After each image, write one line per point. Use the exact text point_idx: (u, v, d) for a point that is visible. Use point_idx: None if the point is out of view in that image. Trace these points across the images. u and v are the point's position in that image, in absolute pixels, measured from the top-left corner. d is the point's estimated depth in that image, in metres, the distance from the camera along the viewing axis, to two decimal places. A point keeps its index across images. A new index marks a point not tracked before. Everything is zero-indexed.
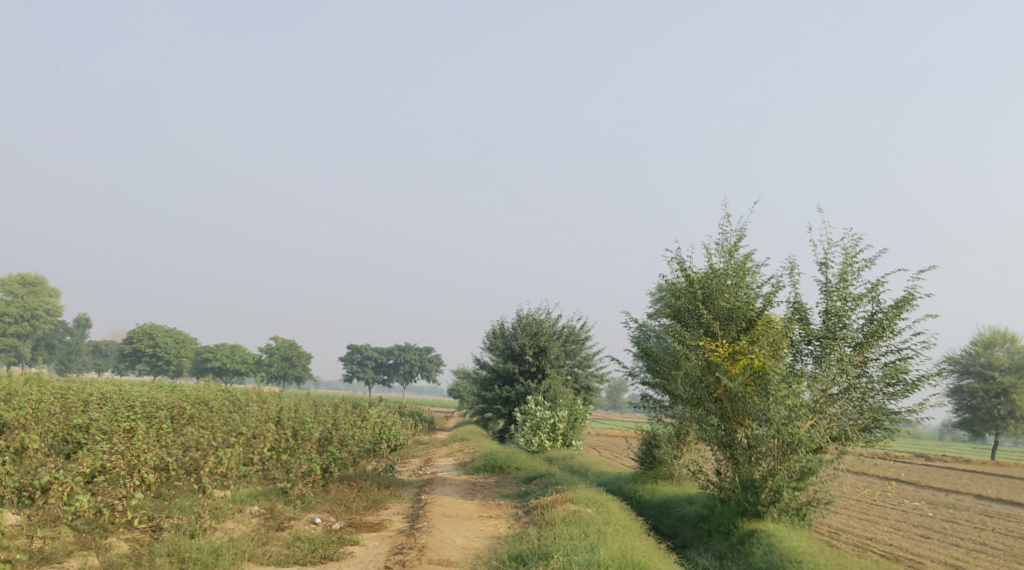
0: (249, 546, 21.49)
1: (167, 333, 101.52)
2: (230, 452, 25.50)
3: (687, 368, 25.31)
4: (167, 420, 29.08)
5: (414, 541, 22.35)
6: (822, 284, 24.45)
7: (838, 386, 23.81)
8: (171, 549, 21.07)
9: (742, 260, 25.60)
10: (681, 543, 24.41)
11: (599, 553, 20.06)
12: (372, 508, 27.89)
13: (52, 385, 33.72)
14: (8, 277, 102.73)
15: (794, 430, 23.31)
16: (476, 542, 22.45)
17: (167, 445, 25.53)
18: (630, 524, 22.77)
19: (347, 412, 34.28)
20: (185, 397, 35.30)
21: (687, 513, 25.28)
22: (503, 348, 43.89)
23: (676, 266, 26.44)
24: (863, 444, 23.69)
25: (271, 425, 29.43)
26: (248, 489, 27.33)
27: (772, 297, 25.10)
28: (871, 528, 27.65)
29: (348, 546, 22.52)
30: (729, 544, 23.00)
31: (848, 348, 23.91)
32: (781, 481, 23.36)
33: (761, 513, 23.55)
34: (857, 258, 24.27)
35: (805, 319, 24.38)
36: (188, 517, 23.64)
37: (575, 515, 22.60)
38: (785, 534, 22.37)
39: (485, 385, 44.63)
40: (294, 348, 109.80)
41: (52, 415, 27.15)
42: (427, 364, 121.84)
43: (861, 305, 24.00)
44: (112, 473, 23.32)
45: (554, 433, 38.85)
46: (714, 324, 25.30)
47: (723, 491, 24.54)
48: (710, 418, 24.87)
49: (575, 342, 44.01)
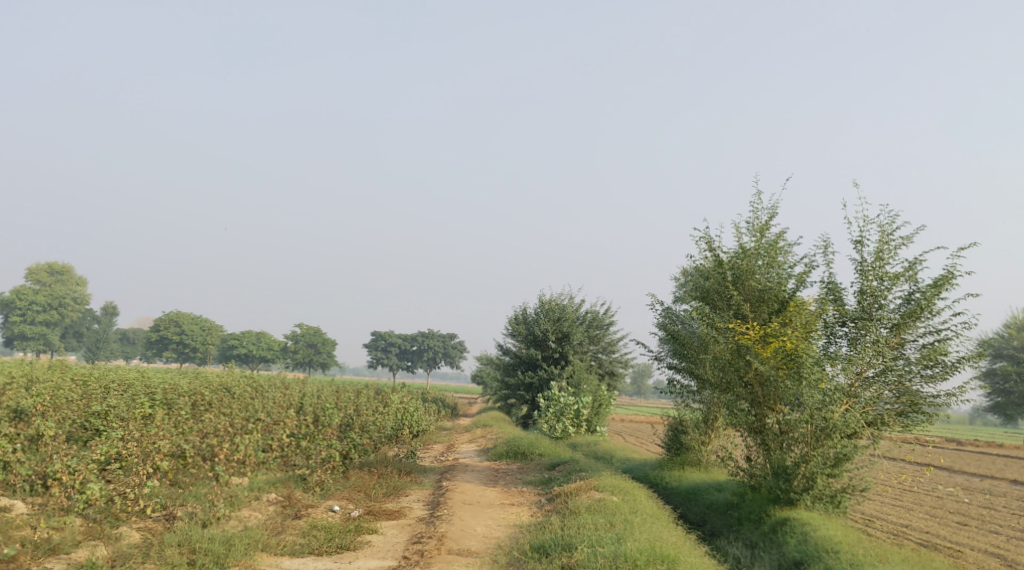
0: (263, 536, 20.80)
1: (193, 321, 101.42)
2: (248, 439, 25.08)
3: (716, 351, 24.42)
4: (186, 406, 28.53)
5: (434, 529, 21.58)
6: (857, 263, 23.48)
7: (874, 369, 22.85)
8: (182, 539, 20.33)
9: (774, 239, 24.64)
10: (709, 531, 23.56)
11: (627, 544, 19.18)
12: (393, 495, 27.23)
13: (74, 371, 33.26)
14: (36, 267, 103.36)
15: (828, 415, 22.38)
16: (497, 531, 21.69)
17: (183, 432, 24.84)
18: (658, 514, 21.95)
19: (368, 397, 33.54)
20: (207, 384, 34.78)
21: (715, 501, 24.42)
22: (526, 334, 43.07)
23: (704, 246, 25.60)
24: (900, 429, 22.72)
25: (291, 411, 28.75)
26: (266, 476, 26.62)
27: (805, 277, 24.15)
28: (907, 515, 26.75)
29: (365, 536, 21.82)
30: (761, 533, 22.14)
31: (885, 330, 22.97)
32: (815, 467, 22.47)
33: (793, 501, 22.68)
34: (894, 236, 23.27)
35: (839, 300, 23.45)
36: (202, 505, 23.01)
37: (601, 504, 21.80)
38: (819, 523, 21.46)
39: (507, 371, 43.87)
40: (319, 334, 109.37)
41: (70, 401, 26.54)
42: (451, 350, 121.62)
43: (898, 285, 23.02)
44: (127, 461, 22.75)
45: (578, 419, 38.06)
46: (744, 306, 24.44)
47: (753, 478, 23.72)
48: (740, 403, 23.93)
49: (599, 327, 43.30)
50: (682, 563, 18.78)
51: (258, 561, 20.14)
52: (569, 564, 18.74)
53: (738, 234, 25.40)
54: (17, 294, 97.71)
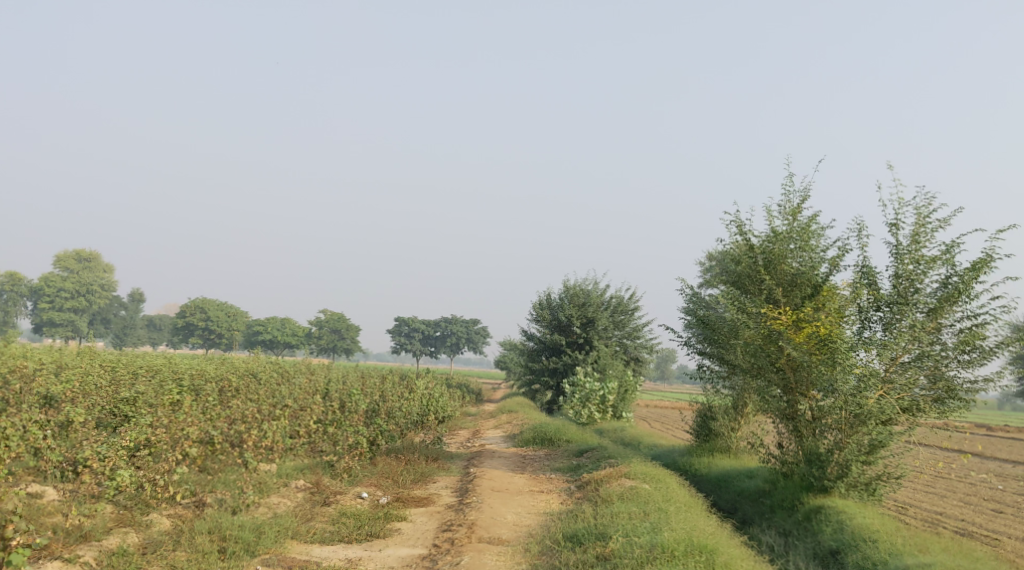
0: (293, 524, 20.76)
1: (218, 307, 101.77)
2: (275, 425, 25.15)
3: (747, 337, 24.09)
4: (213, 393, 28.53)
5: (464, 517, 21.44)
6: (892, 246, 23.09)
7: (910, 354, 22.49)
8: (212, 527, 20.27)
9: (807, 223, 24.25)
10: (741, 519, 23.33)
11: (663, 534, 18.93)
12: (420, 482, 27.12)
13: (102, 358, 33.31)
14: (64, 254, 104.08)
15: (863, 401, 22.03)
16: (528, 519, 21.53)
17: (212, 418, 24.78)
18: (691, 502, 21.69)
19: (394, 382, 33.42)
20: (233, 370, 34.81)
21: (747, 488, 24.16)
22: (550, 319, 42.83)
23: (735, 230, 25.26)
24: (936, 416, 22.35)
25: (318, 397, 28.70)
26: (294, 462, 26.57)
27: (838, 261, 23.77)
28: (940, 502, 26.41)
29: (395, 523, 21.72)
30: (794, 521, 21.88)
31: (921, 314, 22.59)
32: (849, 455, 22.18)
33: (827, 488, 22.39)
34: (931, 218, 22.83)
35: (874, 284, 23.08)
36: (231, 492, 22.95)
37: (633, 492, 21.57)
38: (855, 511, 21.16)
39: (532, 356, 43.65)
40: (343, 320, 109.49)
41: (99, 387, 26.56)
42: (475, 335, 121.66)
43: (935, 269, 22.62)
44: (156, 447, 22.71)
45: (604, 405, 37.80)
46: (777, 291, 24.11)
47: (786, 465, 23.46)
48: (772, 389, 23.70)
49: (624, 312, 43.02)
50: (720, 552, 18.49)
51: (288, 548, 20.07)
52: (605, 554, 18.56)
53: (769, 217, 25.03)
54: (46, 281, 98.36)
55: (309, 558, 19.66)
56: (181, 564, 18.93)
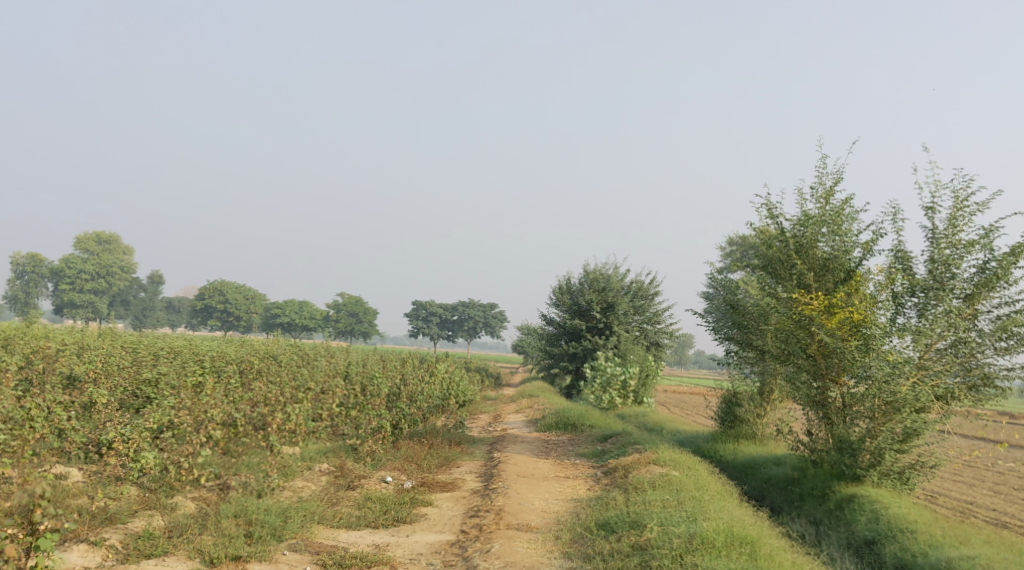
0: (318, 508, 20.60)
1: (237, 290, 101.85)
2: (299, 408, 24.91)
3: (777, 322, 23.76)
4: (235, 375, 28.41)
5: (491, 503, 21.21)
6: (928, 230, 22.67)
7: (945, 341, 22.10)
8: (238, 511, 20.12)
9: (840, 206, 23.82)
10: (770, 507, 23.06)
11: (701, 524, 18.65)
12: (444, 466, 26.94)
13: (123, 339, 33.25)
14: (84, 236, 104.55)
15: (896, 388, 21.66)
16: (556, 506, 21.30)
17: (234, 400, 24.62)
18: (724, 491, 21.34)
19: (414, 365, 33.18)
20: (254, 352, 34.71)
21: (775, 475, 23.83)
22: (570, 304, 42.58)
23: (765, 213, 24.88)
24: (971, 403, 21.96)
25: (340, 380, 28.54)
26: (317, 445, 26.43)
27: (872, 245, 23.36)
28: (970, 491, 26.03)
29: (421, 508, 21.54)
30: (826, 510, 21.58)
31: (957, 301, 22.21)
32: (882, 443, 21.83)
33: (859, 477, 22.06)
34: (969, 202, 22.40)
35: (909, 269, 22.71)
36: (256, 475, 22.86)
37: (664, 479, 21.28)
38: (890, 500, 20.86)
39: (551, 341, 43.40)
40: (360, 304, 109.47)
41: (122, 368, 26.47)
42: (491, 320, 121.52)
43: (972, 253, 22.20)
44: (180, 429, 22.59)
45: (625, 390, 37.43)
46: (808, 276, 23.77)
47: (815, 452, 23.14)
48: (802, 375, 23.34)
49: (644, 298, 42.55)
50: (762, 544, 18.18)
51: (315, 533, 19.92)
52: (641, 543, 18.30)
53: (801, 201, 24.63)
54: (67, 263, 98.64)
55: (335, 544, 19.50)
56: (208, 549, 18.76)
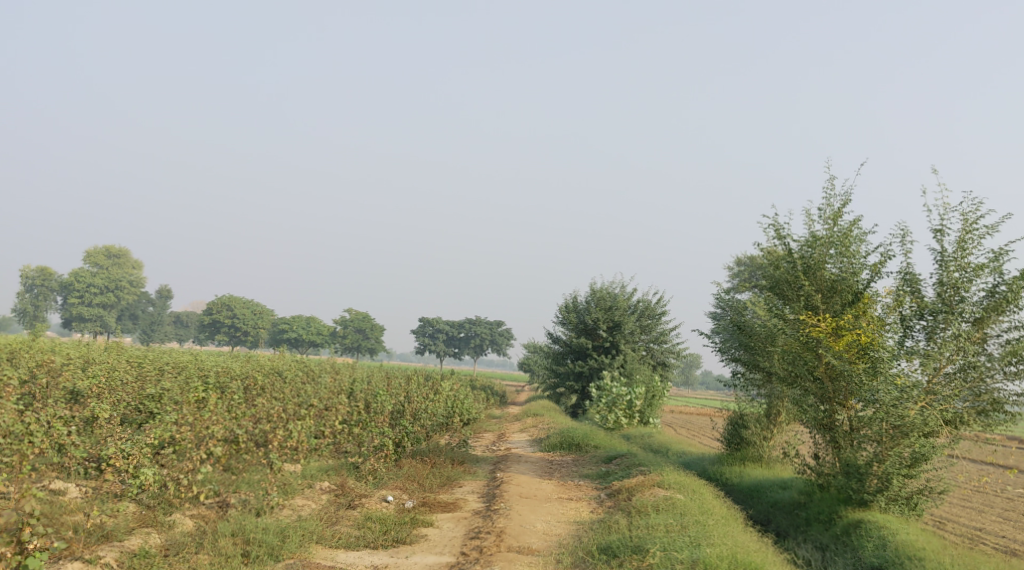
0: (317, 527, 20.35)
1: (245, 305, 101.75)
2: (301, 425, 24.68)
3: (784, 343, 23.53)
4: (239, 391, 28.21)
5: (492, 524, 20.95)
6: (937, 253, 22.43)
7: (954, 365, 21.83)
8: (236, 529, 19.90)
9: (848, 227, 23.60)
10: (776, 531, 22.74)
11: (704, 549, 18.37)
12: (446, 486, 26.68)
13: (129, 353, 33.09)
14: (93, 250, 104.75)
15: (904, 412, 21.37)
16: (558, 528, 21.03)
17: (236, 417, 24.41)
18: (728, 515, 21.07)
19: (419, 383, 32.94)
20: (259, 368, 34.52)
21: (781, 499, 23.53)
22: (576, 323, 42.36)
23: (773, 233, 24.67)
24: (981, 428, 21.64)
25: (343, 397, 28.30)
26: (319, 463, 26.21)
27: (880, 267, 23.12)
28: (979, 517, 25.70)
29: (421, 528, 21.30)
30: (832, 535, 21.28)
31: (965, 324, 21.94)
32: (890, 468, 21.51)
33: (867, 502, 21.75)
34: (978, 224, 22.16)
35: (917, 292, 22.47)
36: (256, 493, 22.64)
37: (667, 503, 21.01)
38: (897, 526, 20.55)
39: (557, 359, 43.16)
40: (367, 320, 109.33)
41: (126, 383, 26.28)
42: (498, 338, 121.28)
43: (982, 276, 21.95)
44: (180, 445, 22.36)
45: (631, 410, 37.14)
46: (816, 297, 23.53)
47: (822, 476, 22.83)
48: (809, 398, 23.07)
49: (651, 317, 42.27)
50: None
51: (313, 553, 19.66)
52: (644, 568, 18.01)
53: (809, 222, 24.42)
54: (76, 277, 98.70)
55: (333, 564, 19.25)
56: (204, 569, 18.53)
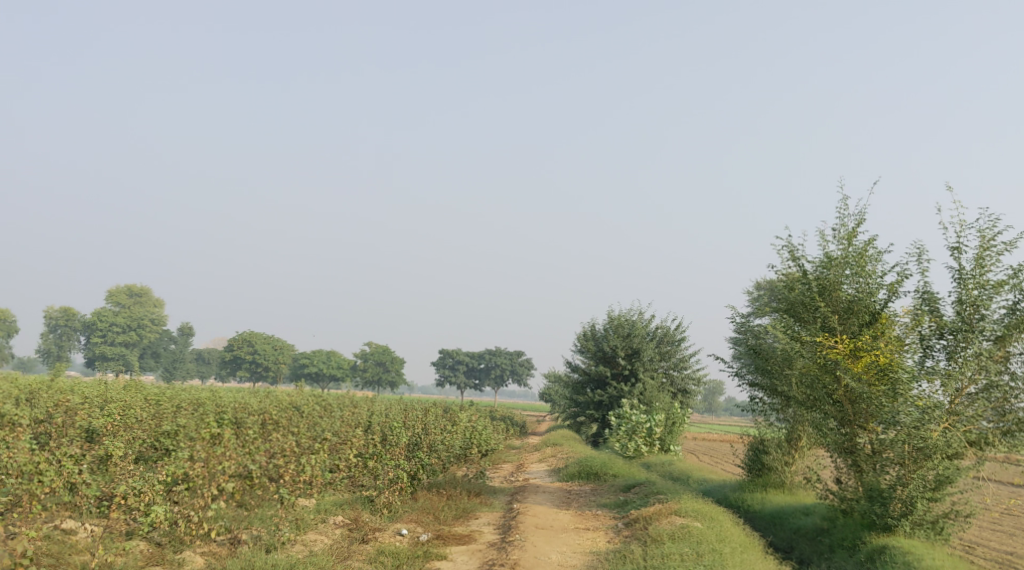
0: (329, 562, 19.98)
1: (265, 340, 101.63)
2: (315, 459, 24.33)
3: (802, 367, 23.13)
4: (254, 426, 27.90)
5: (506, 556, 20.55)
6: (955, 271, 22.00)
7: (977, 385, 21.33)
8: (244, 566, 19.60)
9: (863, 247, 23.21)
10: (798, 558, 22.17)
11: None
12: (462, 518, 26.25)
13: (147, 391, 32.88)
14: (115, 290, 105.18)
15: (927, 434, 20.88)
16: (574, 559, 20.60)
17: (250, 452, 24.03)
18: (747, 543, 20.59)
19: (436, 414, 32.52)
20: (277, 403, 34.23)
21: (803, 526, 22.98)
22: (595, 350, 42.01)
23: (787, 255, 24.32)
24: (1007, 449, 21.02)
25: (359, 430, 27.89)
26: (334, 497, 25.88)
27: (897, 287, 22.69)
28: (1009, 541, 25.07)
29: (435, 562, 20.90)
30: (857, 562, 20.72)
31: (986, 343, 21.45)
32: (914, 491, 20.98)
33: (891, 527, 21.20)
34: (996, 241, 21.72)
35: (936, 311, 22.01)
36: (268, 528, 22.31)
37: (684, 531, 20.54)
38: (922, 551, 19.99)
39: (576, 389, 42.77)
40: (387, 353, 109.17)
41: (142, 421, 26.03)
42: (519, 367, 120.75)
43: (1001, 294, 21.49)
44: (193, 482, 21.98)
45: (651, 438, 36.60)
46: (833, 319, 23.10)
47: (845, 501, 22.26)
48: (828, 422, 22.59)
49: (670, 343, 41.87)
50: None
51: None
52: None
53: (824, 242, 24.05)
54: (98, 316, 99.00)
55: None
56: None
